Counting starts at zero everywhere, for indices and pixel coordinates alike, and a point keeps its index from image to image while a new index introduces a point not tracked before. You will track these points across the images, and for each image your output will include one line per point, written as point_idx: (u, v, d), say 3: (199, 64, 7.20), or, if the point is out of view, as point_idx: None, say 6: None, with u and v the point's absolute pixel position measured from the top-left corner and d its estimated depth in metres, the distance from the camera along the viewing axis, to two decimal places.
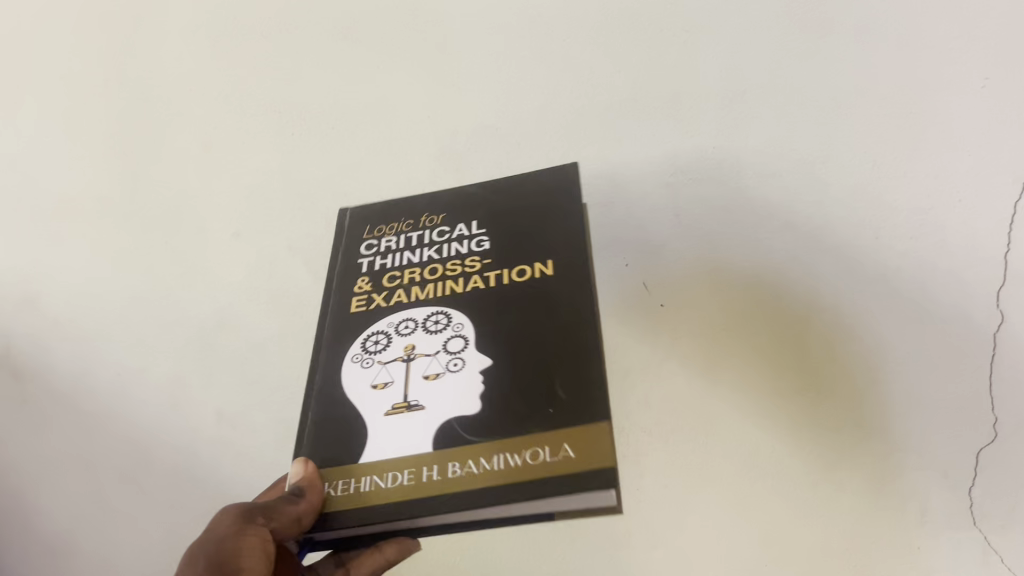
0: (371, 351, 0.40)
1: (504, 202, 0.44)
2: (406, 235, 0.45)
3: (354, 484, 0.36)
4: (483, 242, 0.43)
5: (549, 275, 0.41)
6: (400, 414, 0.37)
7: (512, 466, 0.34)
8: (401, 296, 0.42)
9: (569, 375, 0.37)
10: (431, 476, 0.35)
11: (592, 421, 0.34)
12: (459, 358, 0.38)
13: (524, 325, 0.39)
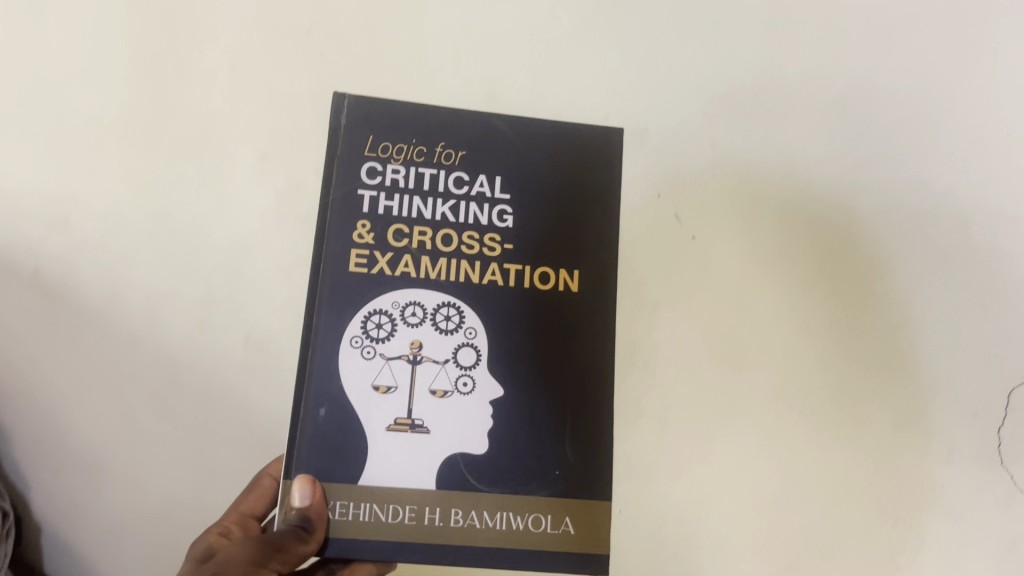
0: (371, 338, 0.34)
1: (541, 165, 0.37)
2: (417, 168, 0.36)
3: (353, 511, 0.33)
4: (505, 218, 0.36)
5: (573, 289, 0.36)
6: (403, 434, 0.33)
7: (512, 530, 0.33)
8: (408, 264, 0.35)
9: (589, 430, 0.34)
10: (433, 520, 0.33)
11: (598, 496, 0.34)
12: (470, 376, 0.34)
13: (559, 350, 0.35)
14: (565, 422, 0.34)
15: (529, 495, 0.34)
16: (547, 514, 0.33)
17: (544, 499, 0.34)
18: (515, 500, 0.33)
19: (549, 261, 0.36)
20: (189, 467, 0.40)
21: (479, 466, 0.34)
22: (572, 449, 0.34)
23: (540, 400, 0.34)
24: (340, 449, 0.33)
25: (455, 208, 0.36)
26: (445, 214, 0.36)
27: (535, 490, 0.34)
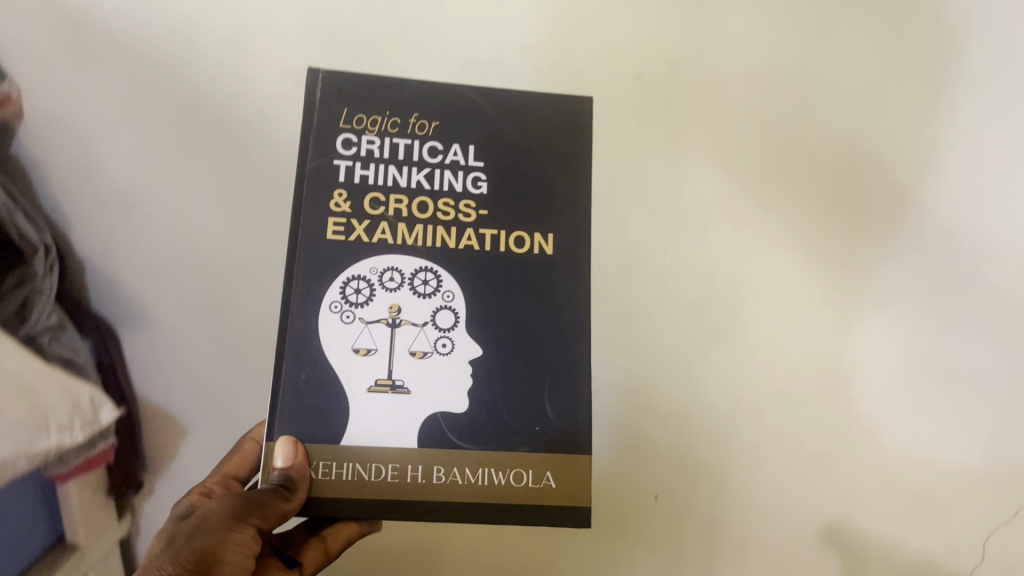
0: (351, 303, 0.35)
1: (513, 134, 0.38)
2: (391, 139, 0.37)
3: (335, 470, 0.33)
4: (479, 184, 0.37)
5: (547, 252, 0.36)
6: (383, 394, 0.34)
7: (494, 485, 0.34)
8: (385, 231, 0.36)
9: (568, 388, 0.35)
10: (415, 477, 0.34)
11: (578, 451, 0.35)
12: (449, 337, 0.35)
13: (536, 311, 0.36)
14: (542, 381, 0.35)
15: (512, 453, 0.34)
16: (532, 469, 0.34)
17: (528, 455, 0.34)
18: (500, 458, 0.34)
19: (522, 225, 0.36)
20: (215, 210, 0.46)
21: (460, 424, 0.34)
22: (552, 407, 0.35)
23: (518, 359, 0.35)
24: (320, 411, 0.33)
25: (429, 176, 0.37)
26: (419, 182, 0.37)
27: (517, 447, 0.34)
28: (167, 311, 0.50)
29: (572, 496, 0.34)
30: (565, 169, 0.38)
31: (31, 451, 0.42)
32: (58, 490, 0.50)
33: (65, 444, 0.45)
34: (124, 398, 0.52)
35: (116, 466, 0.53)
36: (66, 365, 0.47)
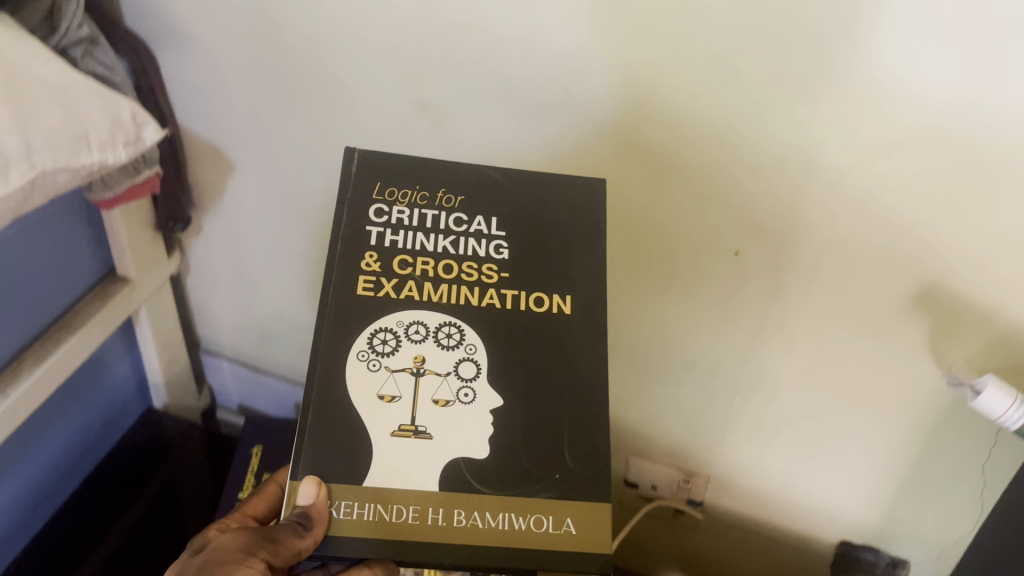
0: (377, 352, 0.45)
1: (531, 206, 0.48)
2: (420, 209, 0.47)
3: (357, 510, 0.43)
4: (500, 250, 0.47)
5: (567, 311, 0.47)
6: (407, 438, 0.44)
7: (515, 527, 0.44)
8: (411, 288, 0.46)
9: (583, 442, 0.45)
10: (436, 519, 0.43)
11: (595, 500, 0.44)
12: (470, 388, 0.45)
13: (549, 351, 0.46)
14: (562, 438, 0.45)
15: (533, 499, 0.44)
16: (554, 517, 0.44)
17: (549, 502, 0.44)
18: (525, 507, 0.44)
19: (542, 289, 0.47)
20: None
21: (481, 472, 0.44)
22: (573, 457, 0.45)
23: (533, 408, 0.45)
24: (347, 459, 0.43)
25: (455, 243, 0.47)
26: (445, 247, 0.47)
27: (537, 493, 0.44)
28: (215, 49, 0.75)
29: (588, 540, 0.44)
30: (566, 241, 0.48)
31: (69, 166, 0.64)
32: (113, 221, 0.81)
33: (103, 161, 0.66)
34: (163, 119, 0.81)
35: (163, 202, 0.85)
36: (103, 80, 0.70)
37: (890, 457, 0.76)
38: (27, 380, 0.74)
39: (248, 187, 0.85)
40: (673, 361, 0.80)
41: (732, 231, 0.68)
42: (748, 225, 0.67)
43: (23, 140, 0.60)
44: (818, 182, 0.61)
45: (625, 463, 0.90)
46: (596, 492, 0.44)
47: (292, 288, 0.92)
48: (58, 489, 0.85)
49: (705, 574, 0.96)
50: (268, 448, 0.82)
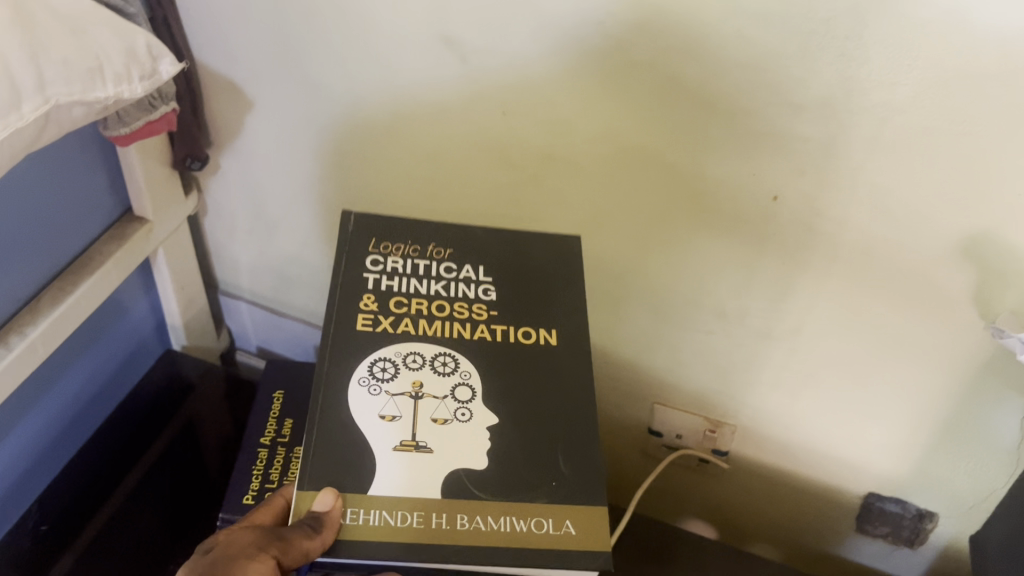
0: (377, 379, 0.51)
1: (508, 261, 0.59)
2: (414, 261, 0.57)
3: (363, 517, 0.47)
4: (487, 292, 0.57)
5: (551, 340, 0.55)
6: (409, 452, 0.49)
7: (515, 529, 0.48)
8: (407, 323, 0.54)
9: (573, 452, 0.51)
10: (439, 523, 0.47)
11: (589, 502, 0.49)
12: (466, 408, 0.51)
13: (532, 373, 0.54)
14: (555, 449, 0.51)
15: (533, 505, 0.49)
16: (554, 519, 0.48)
17: (548, 506, 0.49)
18: (523, 511, 0.48)
19: (526, 323, 0.56)
20: None
21: (482, 482, 0.49)
22: (566, 466, 0.50)
23: (523, 425, 0.52)
24: (352, 466, 0.48)
25: (446, 288, 0.57)
26: (438, 291, 0.56)
27: (537, 499, 0.49)
28: None
29: (586, 536, 0.48)
30: (541, 281, 0.58)
31: (86, 102, 0.56)
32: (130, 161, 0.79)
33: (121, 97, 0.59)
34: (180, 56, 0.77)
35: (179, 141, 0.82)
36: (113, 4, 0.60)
37: (925, 409, 0.72)
38: (44, 320, 0.72)
39: (266, 123, 0.81)
40: (703, 308, 0.75)
41: (775, 171, 0.62)
42: (793, 166, 0.61)
43: (34, 72, 0.52)
44: (852, 142, 0.58)
45: (651, 412, 0.88)
46: (590, 494, 0.50)
47: (310, 224, 0.89)
48: (77, 429, 0.87)
49: (725, 524, 0.95)
50: (290, 392, 0.83)
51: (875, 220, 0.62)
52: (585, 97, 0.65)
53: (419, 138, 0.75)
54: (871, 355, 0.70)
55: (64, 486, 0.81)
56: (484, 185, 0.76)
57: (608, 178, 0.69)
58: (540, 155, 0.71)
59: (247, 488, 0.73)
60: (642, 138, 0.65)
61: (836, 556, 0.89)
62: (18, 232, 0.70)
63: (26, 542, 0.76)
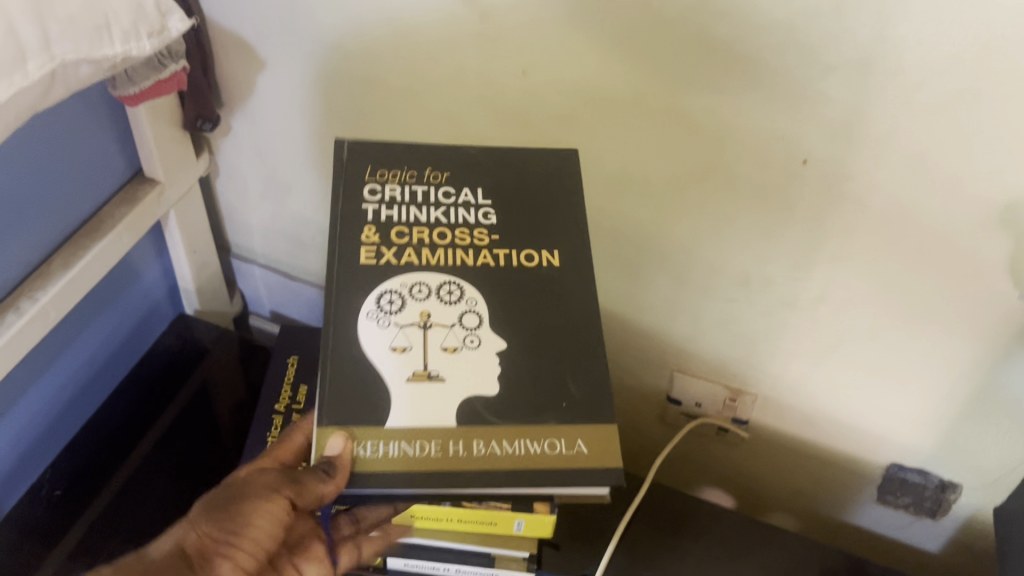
0: (384, 311, 0.50)
1: (505, 182, 0.58)
2: (412, 188, 0.56)
3: (380, 448, 0.46)
4: (488, 217, 0.56)
5: (553, 263, 0.54)
6: (422, 382, 0.48)
7: (529, 451, 0.47)
8: (410, 253, 0.53)
9: (582, 373, 0.50)
10: (455, 450, 0.46)
11: (600, 417, 0.49)
12: (475, 335, 0.51)
13: (537, 299, 0.53)
14: (563, 372, 0.50)
15: (545, 426, 0.48)
16: (566, 439, 0.48)
17: (561, 426, 0.48)
18: (537, 434, 0.47)
19: (530, 245, 0.55)
20: None
21: (494, 406, 0.48)
22: (575, 388, 0.50)
23: (531, 350, 0.51)
24: (368, 401, 0.48)
25: (446, 214, 0.55)
26: (438, 218, 0.55)
27: (550, 421, 0.48)
28: None
29: (601, 456, 0.48)
30: (540, 202, 0.57)
31: (92, 60, 0.54)
32: (138, 120, 0.77)
33: (129, 55, 0.57)
34: (191, 13, 0.74)
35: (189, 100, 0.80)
36: None
37: (953, 380, 0.70)
38: (55, 284, 0.71)
39: (278, 83, 0.79)
40: (725, 275, 0.73)
41: (806, 134, 0.60)
42: (826, 130, 0.59)
43: (39, 27, 0.50)
44: (887, 101, 0.56)
45: (670, 380, 0.86)
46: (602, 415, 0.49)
47: (322, 186, 0.88)
48: (91, 391, 0.87)
49: (744, 492, 0.94)
50: (304, 358, 0.82)
51: (909, 185, 0.59)
52: (608, 57, 0.62)
53: (436, 98, 0.73)
54: (899, 325, 0.68)
55: (78, 452, 0.82)
56: (502, 147, 0.74)
57: (631, 139, 0.67)
58: (561, 117, 0.68)
59: (261, 454, 0.73)
60: (668, 99, 0.63)
61: (854, 527, 0.88)
62: (27, 194, 0.68)
63: (40, 507, 0.76)
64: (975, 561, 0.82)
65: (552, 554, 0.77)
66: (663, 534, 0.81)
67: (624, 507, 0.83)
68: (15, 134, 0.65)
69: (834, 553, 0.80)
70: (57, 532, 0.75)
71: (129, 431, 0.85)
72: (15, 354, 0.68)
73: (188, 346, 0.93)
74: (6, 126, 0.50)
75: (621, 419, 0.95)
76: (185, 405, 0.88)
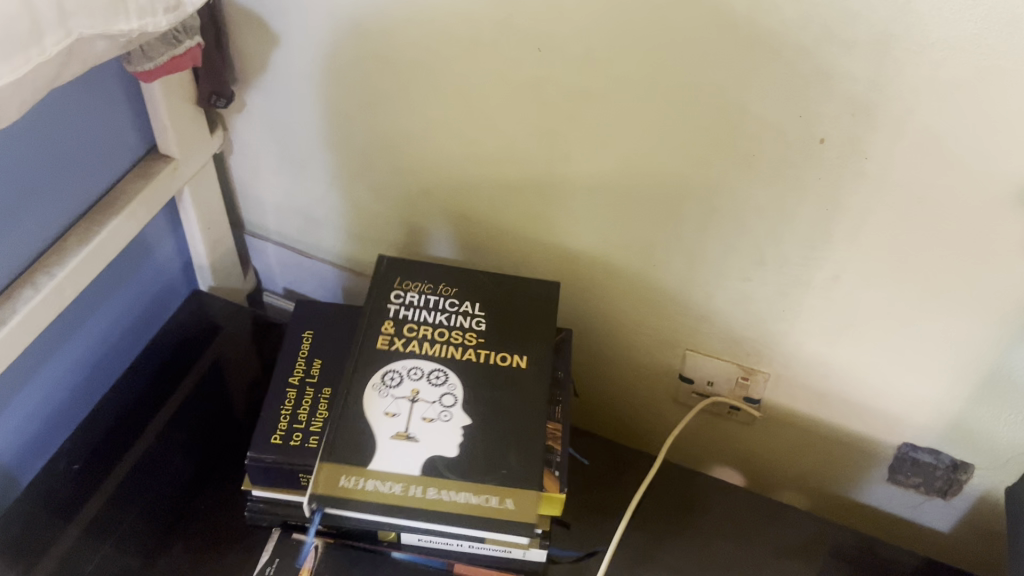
0: (387, 386, 0.70)
1: (499, 303, 0.77)
2: (426, 295, 0.77)
3: (361, 482, 0.66)
4: (480, 324, 0.75)
5: (522, 366, 0.73)
6: (402, 441, 0.67)
7: (470, 502, 0.66)
8: (414, 344, 0.73)
9: (523, 450, 0.68)
10: (411, 491, 0.66)
11: (523, 486, 0.66)
12: (450, 411, 0.69)
13: (500, 386, 0.71)
14: (507, 446, 0.68)
15: (484, 485, 0.66)
16: (498, 496, 0.66)
17: (495, 485, 0.66)
18: (477, 489, 0.66)
19: (508, 351, 0.73)
20: None
21: (449, 463, 0.67)
22: (514, 461, 0.67)
23: (487, 425, 0.69)
24: (358, 442, 0.67)
25: (445, 317, 0.76)
26: (439, 320, 0.75)
27: (489, 481, 0.66)
28: None
29: (519, 514, 0.66)
30: (527, 329, 0.75)
31: (108, 36, 0.54)
32: (152, 96, 0.77)
33: (145, 31, 0.57)
34: None
35: (203, 76, 0.80)
36: None
37: (967, 360, 0.70)
38: (72, 260, 0.71)
39: (292, 60, 0.79)
40: (740, 254, 0.73)
41: (825, 112, 0.59)
42: (845, 108, 0.58)
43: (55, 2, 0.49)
44: (902, 82, 0.55)
45: (682, 358, 0.87)
46: (529, 482, 0.66)
47: (334, 162, 0.88)
48: (107, 365, 0.87)
49: (754, 469, 0.94)
50: (318, 332, 0.82)
51: (927, 165, 0.59)
52: (626, 35, 0.62)
53: (451, 75, 0.73)
54: (913, 305, 0.68)
55: (96, 427, 0.83)
56: (517, 124, 0.73)
57: (648, 117, 0.67)
58: (577, 94, 0.68)
59: (275, 428, 0.73)
60: (687, 77, 0.62)
61: (865, 506, 0.88)
62: (43, 169, 0.68)
63: (59, 480, 0.77)
64: (985, 540, 0.83)
65: (563, 532, 0.79)
66: (674, 511, 0.82)
67: (635, 484, 0.84)
68: (31, 110, 0.65)
69: (844, 530, 0.80)
70: (75, 505, 0.76)
71: (144, 406, 0.85)
72: (34, 329, 0.68)
73: (201, 322, 0.94)
74: (24, 101, 0.50)
75: (633, 397, 0.95)
76: (198, 384, 0.88)
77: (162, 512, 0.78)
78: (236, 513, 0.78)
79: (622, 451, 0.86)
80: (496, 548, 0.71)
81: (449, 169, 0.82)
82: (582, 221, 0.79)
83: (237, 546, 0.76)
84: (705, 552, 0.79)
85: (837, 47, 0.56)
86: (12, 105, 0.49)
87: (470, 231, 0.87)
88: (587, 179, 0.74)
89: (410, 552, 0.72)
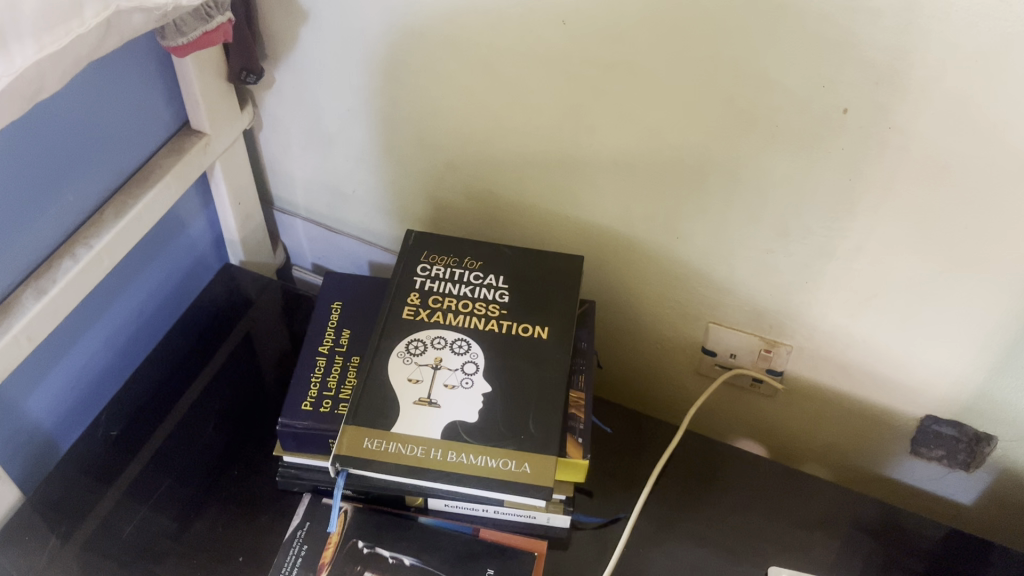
0: (411, 353, 0.72)
1: (524, 276, 0.78)
2: (451, 269, 0.78)
3: (382, 445, 0.67)
4: (504, 296, 0.77)
5: (543, 336, 0.74)
6: (422, 405, 0.69)
7: (488, 465, 0.66)
8: (438, 315, 0.75)
9: (543, 417, 0.69)
10: (434, 454, 0.67)
11: (542, 453, 0.67)
12: (472, 378, 0.71)
13: (521, 355, 0.72)
14: (528, 413, 0.69)
15: (503, 449, 0.67)
16: (516, 460, 0.66)
17: (514, 450, 0.67)
18: (496, 453, 0.67)
19: (531, 321, 0.74)
20: None
21: (470, 429, 0.68)
22: (533, 427, 0.68)
23: (508, 393, 0.70)
24: (381, 408, 0.69)
25: (470, 289, 0.77)
26: (465, 291, 0.77)
27: (507, 446, 0.67)
28: None
29: (537, 477, 0.66)
30: (551, 301, 0.76)
31: (144, 11, 0.56)
32: (184, 71, 0.79)
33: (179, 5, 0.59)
34: None
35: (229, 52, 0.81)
36: None
37: (990, 330, 0.70)
38: (109, 231, 0.73)
39: (319, 35, 0.80)
40: (763, 225, 0.73)
41: (848, 81, 0.59)
42: (867, 74, 0.58)
43: None
44: (925, 51, 0.55)
45: (705, 331, 0.87)
46: (547, 448, 0.67)
47: (361, 136, 0.89)
48: (143, 337, 0.90)
49: (776, 442, 0.95)
50: (347, 304, 0.84)
51: (951, 131, 0.59)
52: (650, 5, 0.62)
53: (476, 49, 0.73)
54: (936, 276, 0.68)
55: (133, 396, 0.85)
56: (540, 97, 0.74)
57: (668, 90, 0.67)
58: (600, 67, 0.68)
59: (305, 395, 0.75)
60: (709, 46, 0.62)
61: (887, 479, 0.89)
62: (81, 143, 0.71)
63: (97, 446, 0.80)
64: (1008, 513, 0.83)
65: (585, 500, 0.81)
66: (696, 481, 0.83)
67: (657, 455, 0.85)
68: (70, 84, 0.67)
69: (867, 501, 0.81)
70: (113, 470, 0.79)
71: (179, 377, 0.88)
72: (72, 300, 0.71)
73: (232, 297, 0.96)
74: (65, 71, 0.52)
75: (656, 370, 0.96)
76: (228, 356, 0.91)
77: (196, 477, 0.80)
78: (267, 479, 0.80)
79: (645, 423, 0.88)
80: (519, 513, 0.73)
81: (475, 142, 0.83)
82: (606, 195, 0.80)
83: (272, 507, 0.78)
84: (726, 520, 0.80)
85: (859, 16, 0.56)
86: (53, 75, 0.51)
87: (495, 205, 0.88)
88: (610, 152, 0.75)
89: (437, 518, 0.75)
